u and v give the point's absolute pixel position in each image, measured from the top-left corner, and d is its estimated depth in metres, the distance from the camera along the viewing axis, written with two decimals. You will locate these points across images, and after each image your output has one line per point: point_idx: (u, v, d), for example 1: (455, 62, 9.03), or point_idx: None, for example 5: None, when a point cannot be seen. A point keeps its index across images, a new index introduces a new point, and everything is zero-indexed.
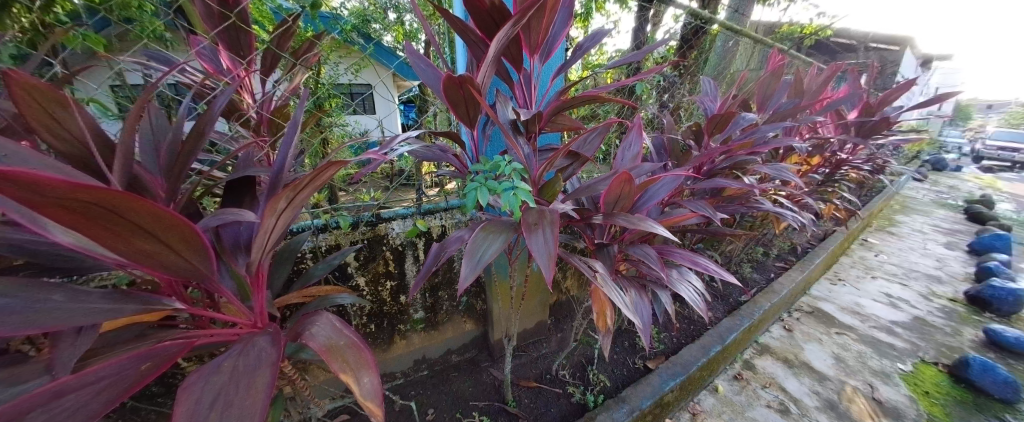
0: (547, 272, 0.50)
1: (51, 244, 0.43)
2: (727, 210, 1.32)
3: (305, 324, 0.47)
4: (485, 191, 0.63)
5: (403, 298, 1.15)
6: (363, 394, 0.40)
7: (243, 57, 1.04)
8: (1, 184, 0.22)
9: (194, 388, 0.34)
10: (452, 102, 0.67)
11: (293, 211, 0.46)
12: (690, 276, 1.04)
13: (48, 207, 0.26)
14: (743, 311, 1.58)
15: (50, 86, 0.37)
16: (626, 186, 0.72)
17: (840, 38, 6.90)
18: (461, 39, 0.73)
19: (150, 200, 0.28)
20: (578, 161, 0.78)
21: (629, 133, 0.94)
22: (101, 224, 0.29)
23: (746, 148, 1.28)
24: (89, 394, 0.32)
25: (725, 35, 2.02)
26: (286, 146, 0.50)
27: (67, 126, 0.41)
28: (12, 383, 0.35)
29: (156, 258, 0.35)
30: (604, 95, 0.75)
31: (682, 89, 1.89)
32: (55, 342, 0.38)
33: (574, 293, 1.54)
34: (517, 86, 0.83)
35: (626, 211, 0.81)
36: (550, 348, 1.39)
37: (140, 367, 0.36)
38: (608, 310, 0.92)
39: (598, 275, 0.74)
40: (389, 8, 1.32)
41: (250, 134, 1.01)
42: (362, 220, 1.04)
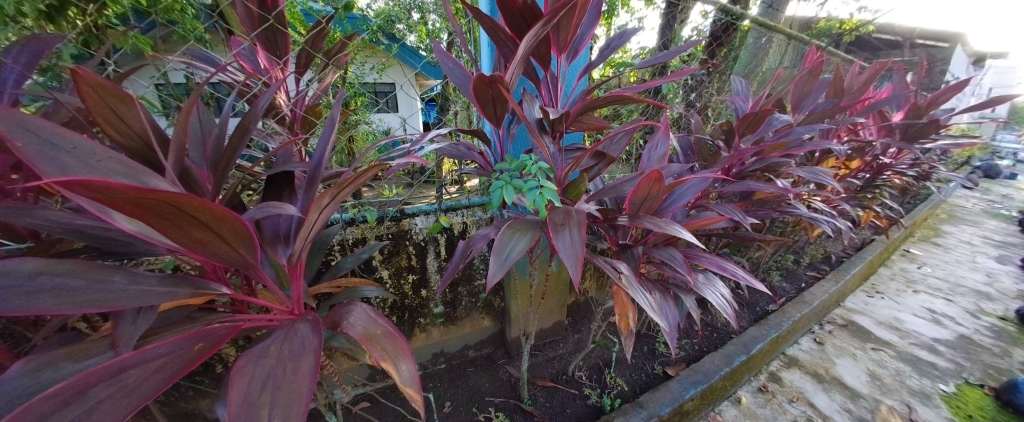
0: (575, 272, 0.49)
1: (108, 230, 0.47)
2: (756, 214, 1.26)
3: (341, 313, 0.48)
4: (510, 190, 0.64)
5: (423, 292, 1.18)
6: (403, 380, 0.41)
7: (279, 57, 1.10)
8: (80, 182, 0.24)
9: (247, 369, 0.35)
10: (479, 100, 0.68)
11: (332, 210, 0.48)
12: (717, 281, 1.00)
13: (118, 202, 0.28)
14: (771, 321, 1.52)
15: (114, 86, 0.41)
16: (655, 186, 0.69)
17: (883, 35, 6.44)
18: (490, 38, 0.74)
19: (200, 196, 0.29)
20: (604, 161, 0.77)
21: (655, 133, 0.92)
22: (161, 217, 0.31)
23: (778, 150, 1.22)
24: (148, 371, 0.34)
25: (757, 32, 1.94)
26: (324, 143, 0.53)
27: (127, 121, 0.44)
28: (79, 357, 0.38)
29: (209, 247, 0.38)
30: (634, 96, 0.74)
31: (711, 87, 1.82)
32: (117, 321, 0.40)
33: (592, 294, 1.52)
34: (543, 85, 0.83)
35: (652, 213, 0.79)
36: (567, 349, 1.38)
37: (193, 346, 0.38)
38: (631, 312, 0.90)
39: (622, 277, 0.73)
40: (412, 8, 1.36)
41: (286, 132, 1.07)
42: (386, 214, 1.07)
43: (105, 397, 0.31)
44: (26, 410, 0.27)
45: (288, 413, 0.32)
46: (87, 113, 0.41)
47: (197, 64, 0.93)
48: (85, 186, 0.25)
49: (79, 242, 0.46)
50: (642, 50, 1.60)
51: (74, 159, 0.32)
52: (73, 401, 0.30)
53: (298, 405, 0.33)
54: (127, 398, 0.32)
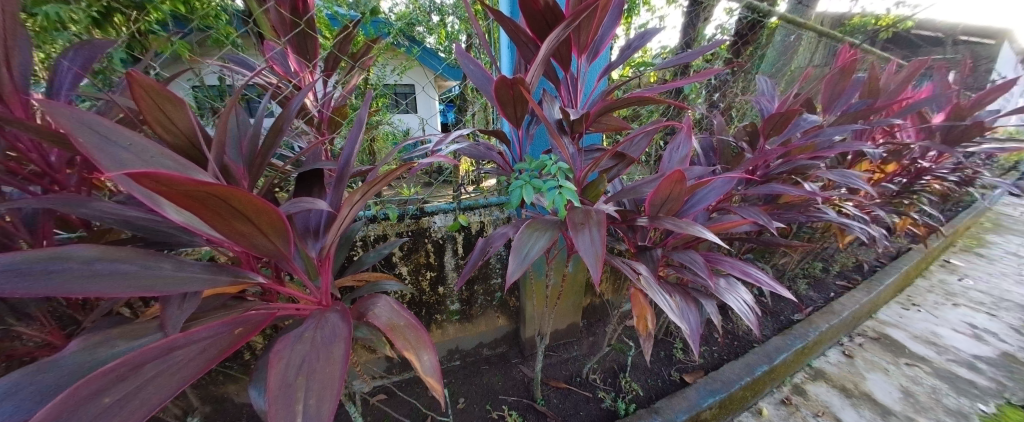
0: (594, 271, 0.49)
1: (153, 221, 0.50)
2: (783, 218, 1.23)
3: (366, 305, 0.50)
4: (530, 190, 0.64)
5: (440, 288, 1.20)
6: (424, 370, 0.42)
7: (308, 60, 1.16)
8: (146, 177, 0.26)
9: (284, 352, 0.37)
10: (500, 102, 0.69)
11: (359, 207, 0.50)
12: (739, 287, 0.98)
13: (174, 195, 0.30)
14: (796, 331, 1.46)
15: (163, 88, 0.44)
16: (677, 187, 0.68)
17: (925, 31, 6.05)
18: (511, 40, 0.75)
19: (248, 192, 0.32)
20: (623, 162, 0.76)
21: (677, 134, 0.91)
22: (209, 209, 0.33)
23: (807, 152, 1.17)
24: (195, 350, 0.36)
25: (785, 29, 1.87)
26: (352, 143, 0.55)
27: (175, 122, 0.48)
28: (131, 337, 0.41)
29: (249, 238, 0.40)
30: (656, 97, 0.73)
31: (735, 87, 1.77)
32: (164, 305, 0.43)
33: (608, 296, 1.51)
34: (563, 86, 0.83)
35: (672, 215, 0.77)
36: (581, 351, 1.37)
37: (233, 331, 0.41)
38: (649, 315, 0.89)
39: (641, 279, 0.73)
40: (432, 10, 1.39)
41: (313, 131, 1.12)
42: (406, 213, 1.10)
43: (159, 373, 0.33)
44: (85, 384, 0.29)
45: (322, 397, 0.34)
46: (139, 113, 0.45)
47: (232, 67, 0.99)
48: (148, 180, 0.27)
49: (129, 232, 0.50)
50: (663, 49, 1.57)
51: (131, 155, 0.35)
52: (130, 376, 0.31)
53: (332, 387, 0.34)
54: (178, 374, 0.34)
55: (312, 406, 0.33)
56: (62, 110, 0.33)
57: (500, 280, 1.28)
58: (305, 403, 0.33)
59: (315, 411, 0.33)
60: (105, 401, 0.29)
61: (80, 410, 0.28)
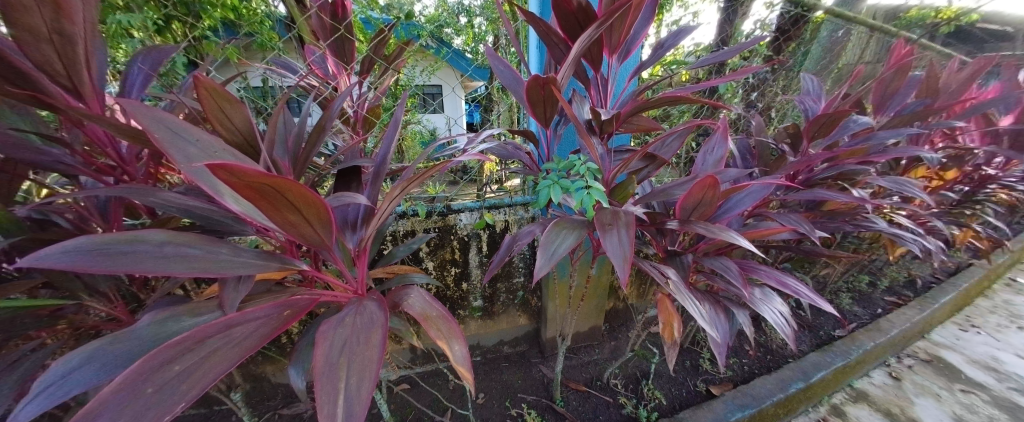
0: (623, 272, 0.48)
1: (209, 210, 0.55)
2: (826, 227, 1.15)
3: (400, 295, 0.52)
4: (558, 189, 0.65)
5: (464, 285, 1.22)
6: (456, 360, 0.44)
7: (345, 62, 1.22)
8: (220, 169, 0.29)
9: (327, 334, 0.39)
10: (531, 102, 0.69)
11: (394, 202, 0.53)
12: (775, 297, 0.93)
13: (239, 186, 0.33)
14: (837, 348, 1.37)
15: (224, 90, 0.48)
16: (710, 192, 0.64)
17: (996, 24, 5.43)
18: (542, 41, 0.75)
19: (302, 184, 0.34)
20: (654, 163, 0.75)
21: (711, 136, 0.88)
22: (266, 199, 0.36)
23: (855, 156, 1.10)
24: (249, 329, 0.39)
25: (832, 23, 1.75)
26: (389, 142, 0.58)
27: (233, 121, 0.52)
28: (194, 314, 0.45)
29: (297, 228, 0.43)
30: (689, 97, 0.71)
31: (775, 86, 1.68)
32: (222, 286, 0.47)
33: (632, 301, 1.48)
34: (593, 87, 0.83)
35: (705, 219, 0.75)
36: (602, 355, 1.35)
37: (281, 313, 0.44)
38: (676, 321, 0.86)
39: (670, 284, 0.71)
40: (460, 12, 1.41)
41: (348, 130, 1.17)
42: (434, 210, 1.13)
43: (220, 346, 0.36)
44: (158, 352, 0.32)
45: (363, 377, 0.35)
46: (202, 112, 0.49)
47: (277, 70, 1.06)
48: (220, 172, 0.30)
49: (189, 220, 0.55)
50: (696, 47, 1.52)
51: (197, 150, 0.39)
52: (195, 348, 0.35)
53: (373, 368, 0.36)
54: (236, 347, 0.37)
55: (353, 385, 0.35)
56: (142, 108, 0.37)
57: (523, 279, 1.29)
58: (347, 381, 0.35)
59: (355, 391, 0.35)
60: (176, 368, 0.33)
61: (155, 375, 0.32)
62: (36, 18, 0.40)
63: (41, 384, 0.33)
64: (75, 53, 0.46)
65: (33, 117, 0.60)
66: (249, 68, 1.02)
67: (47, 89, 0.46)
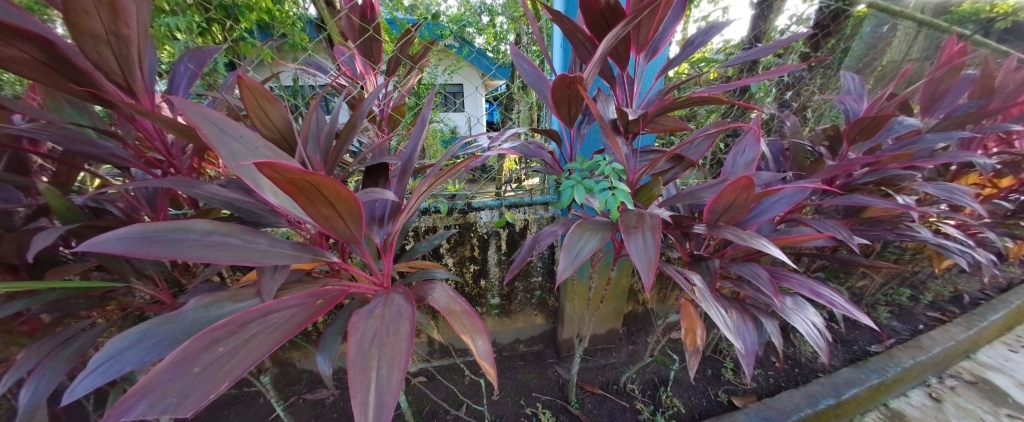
0: (649, 276, 0.47)
1: (247, 202, 0.58)
2: (865, 235, 1.09)
3: (425, 289, 0.53)
4: (581, 190, 0.64)
5: (482, 282, 1.24)
6: (479, 354, 0.45)
7: (373, 61, 1.26)
8: (265, 166, 0.31)
9: (358, 324, 0.40)
10: (556, 102, 0.69)
11: (421, 199, 0.55)
12: (808, 308, 0.88)
13: (281, 181, 0.35)
14: (873, 364, 1.29)
15: (264, 88, 0.50)
16: (742, 193, 0.62)
17: None
18: (568, 39, 0.74)
19: (338, 181, 0.36)
20: (681, 165, 0.73)
21: (742, 137, 0.84)
22: (304, 194, 0.38)
23: (900, 160, 1.03)
24: (286, 315, 0.41)
25: (876, 18, 1.64)
26: (415, 140, 0.59)
27: (272, 118, 0.55)
28: (235, 300, 0.48)
29: (329, 222, 0.45)
30: (720, 97, 0.69)
31: (812, 85, 1.59)
32: (259, 275, 0.50)
33: (651, 305, 1.44)
34: (619, 86, 0.81)
35: (734, 223, 0.72)
36: (619, 359, 1.33)
37: (315, 302, 0.46)
38: (700, 328, 0.84)
39: (695, 289, 0.69)
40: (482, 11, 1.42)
41: (373, 127, 1.21)
42: (455, 207, 1.15)
43: (259, 330, 0.38)
44: (205, 334, 0.34)
45: (392, 368, 0.36)
46: (244, 110, 0.52)
47: (308, 69, 1.11)
48: (265, 168, 0.32)
49: (229, 211, 0.58)
50: (726, 44, 1.46)
51: (241, 146, 0.41)
52: (237, 331, 0.37)
53: (401, 359, 0.37)
54: (274, 332, 0.39)
55: (384, 375, 0.36)
56: (193, 107, 0.40)
57: (541, 279, 1.29)
58: (378, 371, 0.36)
59: (386, 380, 0.35)
60: (219, 350, 0.35)
61: (201, 355, 0.34)
62: (96, 20, 0.44)
63: (97, 360, 0.36)
64: (129, 53, 0.50)
65: (92, 112, 0.65)
66: (283, 68, 1.07)
67: (104, 87, 0.50)
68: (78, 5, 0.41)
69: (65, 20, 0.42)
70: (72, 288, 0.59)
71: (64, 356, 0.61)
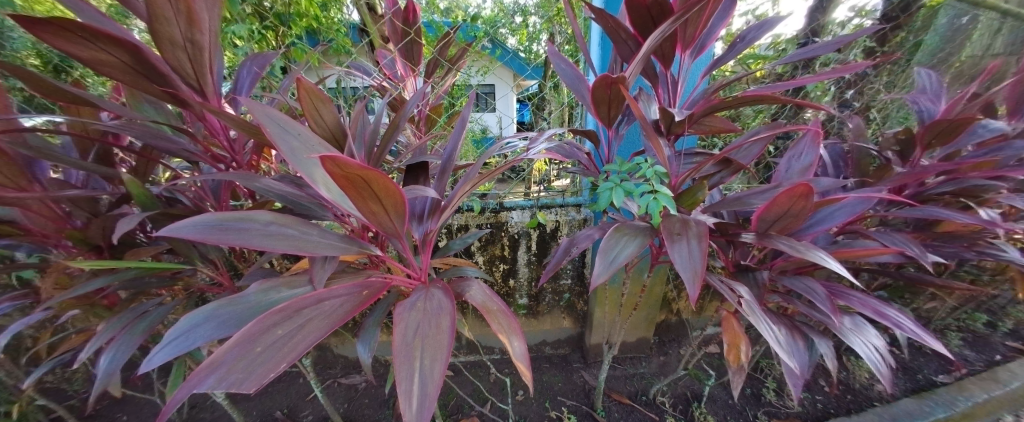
0: (694, 285, 0.45)
1: (299, 195, 0.62)
2: (939, 251, 0.97)
3: (462, 286, 0.54)
4: (619, 192, 0.63)
5: (511, 281, 1.24)
6: (515, 355, 0.45)
7: (413, 63, 1.31)
8: (326, 160, 0.33)
9: (402, 315, 0.42)
10: (596, 101, 0.68)
11: (461, 198, 0.56)
12: (869, 329, 0.80)
13: (337, 175, 0.37)
14: (943, 397, 1.14)
15: (318, 89, 0.54)
16: (798, 201, 0.57)
17: None
18: (609, 38, 0.73)
19: (389, 177, 0.37)
20: (729, 168, 0.69)
21: (798, 140, 0.78)
22: (355, 188, 0.40)
23: (985, 169, 0.90)
24: (337, 303, 0.44)
25: (957, 7, 1.46)
26: (456, 139, 0.61)
27: (324, 117, 0.58)
28: (289, 286, 0.51)
29: (376, 216, 0.47)
30: (775, 97, 0.64)
31: (878, 82, 1.44)
32: (310, 264, 0.53)
33: (685, 316, 1.38)
34: (661, 86, 0.78)
35: (786, 233, 0.67)
36: (650, 369, 1.28)
37: (361, 292, 0.48)
38: (743, 343, 0.78)
39: (742, 302, 0.65)
40: (517, 12, 1.43)
41: (412, 127, 1.26)
42: (487, 206, 1.16)
43: (313, 316, 0.41)
44: (266, 316, 0.37)
45: (435, 359, 0.37)
46: (300, 110, 0.56)
47: (353, 72, 1.18)
48: (326, 164, 0.34)
49: (282, 203, 0.63)
50: (774, 39, 1.36)
51: (298, 143, 0.44)
52: (294, 316, 0.40)
53: (442, 352, 0.38)
54: (325, 317, 0.42)
55: (427, 366, 0.37)
56: (259, 106, 0.43)
57: (570, 282, 1.27)
58: (421, 361, 0.37)
59: (429, 371, 0.36)
60: (278, 332, 0.38)
61: (263, 336, 0.37)
62: (174, 27, 0.49)
63: (171, 335, 0.39)
64: (201, 58, 0.55)
65: (167, 111, 0.73)
66: (332, 70, 1.14)
67: (178, 88, 0.55)
68: (159, 15, 0.46)
69: (150, 28, 0.48)
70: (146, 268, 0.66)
71: (139, 328, 0.68)
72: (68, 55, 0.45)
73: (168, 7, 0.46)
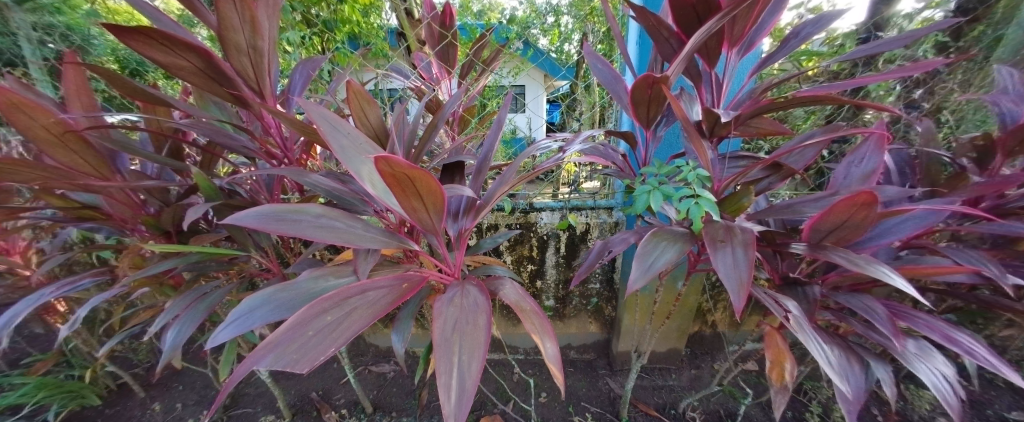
0: (740, 297, 0.42)
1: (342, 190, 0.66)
2: None
3: (495, 285, 0.55)
4: (658, 196, 0.61)
5: (538, 282, 1.24)
6: (548, 357, 0.45)
7: (448, 65, 1.35)
8: (380, 160, 0.35)
9: (440, 310, 0.43)
10: (635, 102, 0.66)
11: (497, 198, 0.57)
12: (940, 357, 0.72)
13: (386, 174, 0.39)
14: None
15: (364, 90, 0.57)
16: (860, 211, 0.52)
17: None
18: (650, 36, 0.71)
19: (434, 176, 0.39)
20: (779, 173, 0.65)
21: (859, 144, 0.72)
22: (401, 186, 0.42)
23: None
24: (380, 293, 0.46)
25: None
26: (492, 139, 0.62)
27: (369, 116, 0.61)
28: (336, 275, 0.54)
29: (416, 213, 0.49)
30: (834, 97, 0.59)
31: (955, 80, 1.28)
32: (354, 256, 0.56)
33: (721, 328, 1.31)
34: (704, 86, 0.75)
35: (843, 245, 0.62)
36: (680, 382, 1.22)
37: (401, 284, 0.50)
38: (788, 361, 0.73)
39: (790, 318, 0.60)
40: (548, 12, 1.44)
41: (445, 128, 1.29)
42: (517, 206, 1.17)
43: (359, 304, 0.44)
44: (318, 303, 0.40)
45: (473, 355, 0.38)
46: (348, 111, 0.59)
47: (393, 75, 1.23)
48: (378, 163, 0.36)
49: (324, 198, 0.66)
50: (829, 34, 1.26)
51: (348, 141, 0.47)
52: (341, 303, 0.42)
53: (479, 348, 0.39)
54: (370, 306, 0.44)
55: (465, 361, 0.38)
56: (314, 106, 0.46)
57: (598, 286, 1.25)
58: (459, 356, 0.38)
59: (467, 366, 0.37)
60: (328, 318, 0.40)
61: (314, 320, 0.40)
62: (240, 35, 0.54)
63: (234, 315, 0.44)
64: (261, 62, 0.60)
65: (229, 111, 0.80)
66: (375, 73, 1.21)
67: (241, 89, 0.60)
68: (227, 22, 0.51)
69: (220, 35, 0.53)
70: (208, 252, 0.73)
71: (201, 307, 0.75)
72: (151, 59, 0.51)
73: (235, 15, 0.51)
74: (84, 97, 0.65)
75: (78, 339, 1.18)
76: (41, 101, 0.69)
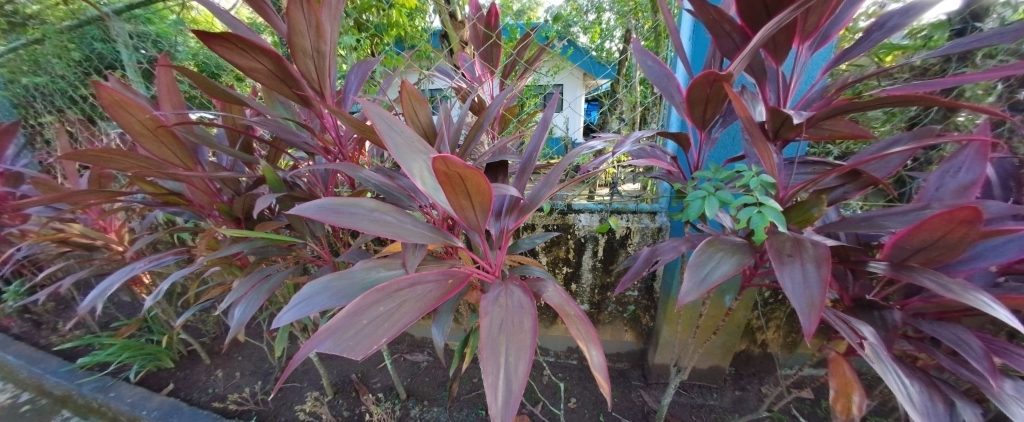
0: (811, 319, 0.38)
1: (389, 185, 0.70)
2: None
3: (538, 287, 0.55)
4: (714, 202, 0.57)
5: (572, 285, 1.22)
6: (593, 364, 0.44)
7: (491, 65, 1.37)
8: (437, 159, 0.36)
9: (488, 310, 0.44)
10: (689, 101, 0.62)
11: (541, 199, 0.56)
12: None
13: (439, 172, 0.40)
14: None
15: (415, 89, 0.59)
16: (961, 230, 0.45)
17: None
18: (709, 31, 0.66)
19: (484, 176, 0.39)
20: (856, 182, 0.58)
21: (959, 151, 0.62)
22: (452, 185, 0.43)
23: None
24: (428, 288, 0.48)
25: None
26: (537, 139, 0.61)
27: (418, 115, 0.64)
28: (386, 267, 0.57)
29: (463, 211, 0.50)
30: (930, 97, 0.52)
31: None
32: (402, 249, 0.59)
33: (771, 348, 1.20)
34: (768, 85, 0.69)
35: (935, 266, 0.54)
36: (722, 402, 1.14)
37: (447, 280, 0.51)
38: (857, 393, 0.65)
39: (865, 345, 0.54)
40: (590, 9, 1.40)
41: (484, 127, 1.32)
42: (555, 207, 1.16)
43: (409, 296, 0.46)
44: (372, 293, 0.43)
45: (520, 357, 0.38)
46: (400, 110, 0.62)
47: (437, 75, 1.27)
48: (435, 162, 0.37)
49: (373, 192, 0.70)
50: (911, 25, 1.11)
51: (402, 139, 0.49)
52: (393, 295, 0.44)
53: (525, 350, 0.39)
54: (418, 299, 0.46)
55: (511, 363, 0.38)
56: (372, 106, 0.49)
57: (637, 294, 1.21)
58: (506, 358, 0.38)
59: (513, 369, 0.37)
60: (381, 308, 0.43)
61: (368, 310, 0.42)
62: (306, 39, 0.58)
63: (297, 298, 0.48)
64: (323, 65, 0.64)
65: (293, 109, 0.87)
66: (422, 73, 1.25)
67: (305, 90, 0.65)
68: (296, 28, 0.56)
69: (289, 40, 0.58)
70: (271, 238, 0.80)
71: (263, 288, 0.83)
72: (231, 61, 0.56)
73: (303, 20, 0.55)
74: (173, 96, 0.75)
75: (159, 308, 1.35)
76: (141, 100, 0.80)
